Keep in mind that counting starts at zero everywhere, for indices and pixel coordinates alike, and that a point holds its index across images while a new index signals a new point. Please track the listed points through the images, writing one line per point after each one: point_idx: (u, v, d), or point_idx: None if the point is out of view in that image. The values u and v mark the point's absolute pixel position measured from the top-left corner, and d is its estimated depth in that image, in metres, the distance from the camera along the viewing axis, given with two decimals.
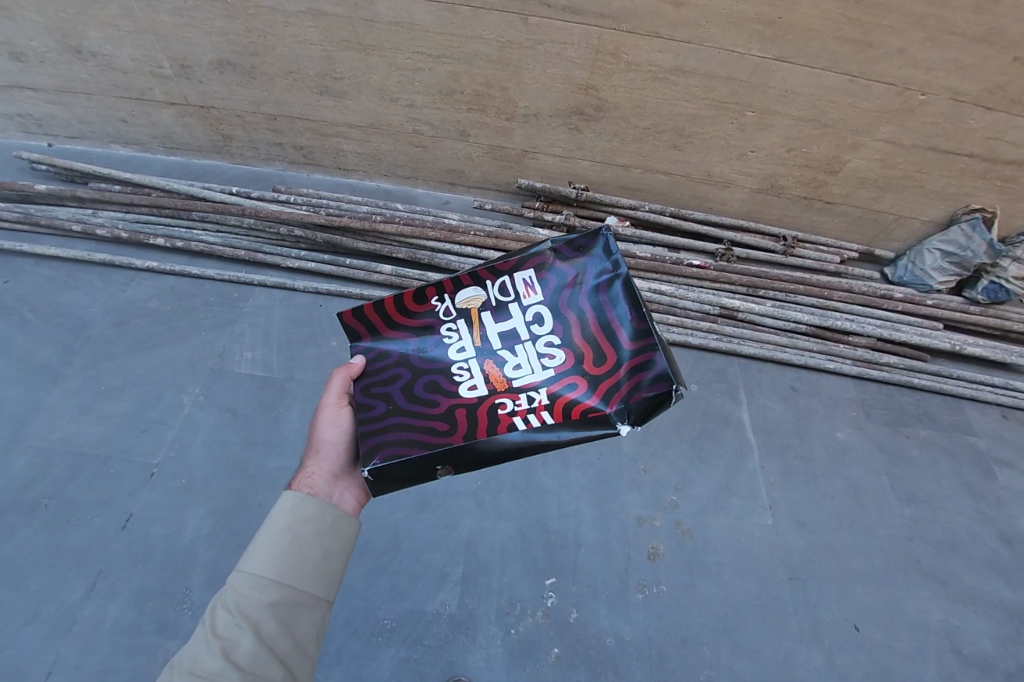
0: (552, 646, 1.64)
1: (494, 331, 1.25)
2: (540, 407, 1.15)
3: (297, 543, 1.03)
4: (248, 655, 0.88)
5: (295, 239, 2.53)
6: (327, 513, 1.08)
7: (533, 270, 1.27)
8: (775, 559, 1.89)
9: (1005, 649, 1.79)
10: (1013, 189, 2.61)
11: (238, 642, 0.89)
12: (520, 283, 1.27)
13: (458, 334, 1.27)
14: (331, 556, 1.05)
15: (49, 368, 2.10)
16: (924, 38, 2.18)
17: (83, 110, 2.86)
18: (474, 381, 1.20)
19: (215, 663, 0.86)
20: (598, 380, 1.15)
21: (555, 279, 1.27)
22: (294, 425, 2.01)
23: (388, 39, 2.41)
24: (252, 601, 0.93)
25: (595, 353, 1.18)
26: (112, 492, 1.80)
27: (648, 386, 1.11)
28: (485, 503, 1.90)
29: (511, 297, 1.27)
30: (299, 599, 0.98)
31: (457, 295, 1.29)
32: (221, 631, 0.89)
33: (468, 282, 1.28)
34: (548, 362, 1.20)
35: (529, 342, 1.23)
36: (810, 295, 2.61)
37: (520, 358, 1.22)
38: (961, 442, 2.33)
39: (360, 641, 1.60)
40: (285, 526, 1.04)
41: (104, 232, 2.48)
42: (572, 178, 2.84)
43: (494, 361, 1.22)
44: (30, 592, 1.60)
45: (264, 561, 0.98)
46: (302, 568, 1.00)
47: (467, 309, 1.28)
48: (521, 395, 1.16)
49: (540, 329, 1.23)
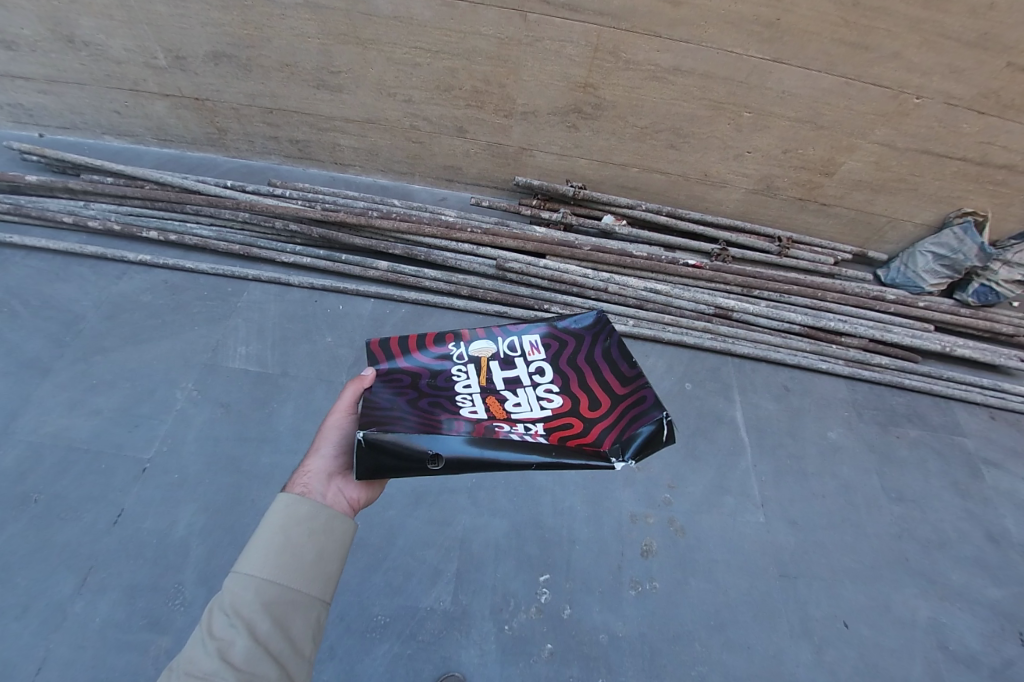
0: (545, 642, 1.65)
1: (499, 376, 1.34)
2: (535, 435, 1.19)
3: (291, 544, 1.02)
4: (244, 654, 0.88)
5: (290, 233, 2.52)
6: (321, 513, 1.08)
7: (539, 336, 1.44)
8: (767, 556, 1.91)
9: (991, 645, 1.82)
10: (1004, 194, 2.65)
11: (234, 641, 0.89)
12: (527, 344, 1.41)
13: (466, 374, 1.34)
14: (326, 555, 1.04)
15: (39, 361, 2.07)
16: (920, 42, 2.21)
17: (74, 100, 2.82)
18: (474, 409, 1.24)
19: (211, 662, 0.86)
20: (594, 422, 1.24)
21: (557, 344, 1.43)
22: (289, 421, 2.00)
23: (386, 33, 2.39)
24: (247, 601, 0.93)
25: (591, 400, 1.29)
26: (103, 487, 1.79)
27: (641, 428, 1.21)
28: (480, 500, 1.91)
29: (519, 353, 1.39)
30: (294, 599, 0.97)
31: (472, 345, 1.40)
32: (217, 631, 0.89)
33: (483, 336, 1.42)
34: (546, 404, 1.27)
35: (530, 387, 1.31)
36: (804, 296, 2.63)
37: (521, 399, 1.28)
38: (950, 443, 2.36)
39: (353, 637, 1.60)
40: (278, 526, 1.03)
41: (96, 223, 2.45)
42: (570, 176, 2.84)
43: (498, 398, 1.28)
44: (20, 587, 1.58)
45: (259, 562, 0.97)
46: (296, 568, 0.99)
47: (478, 356, 1.38)
48: (519, 426, 1.21)
49: (541, 378, 1.33)
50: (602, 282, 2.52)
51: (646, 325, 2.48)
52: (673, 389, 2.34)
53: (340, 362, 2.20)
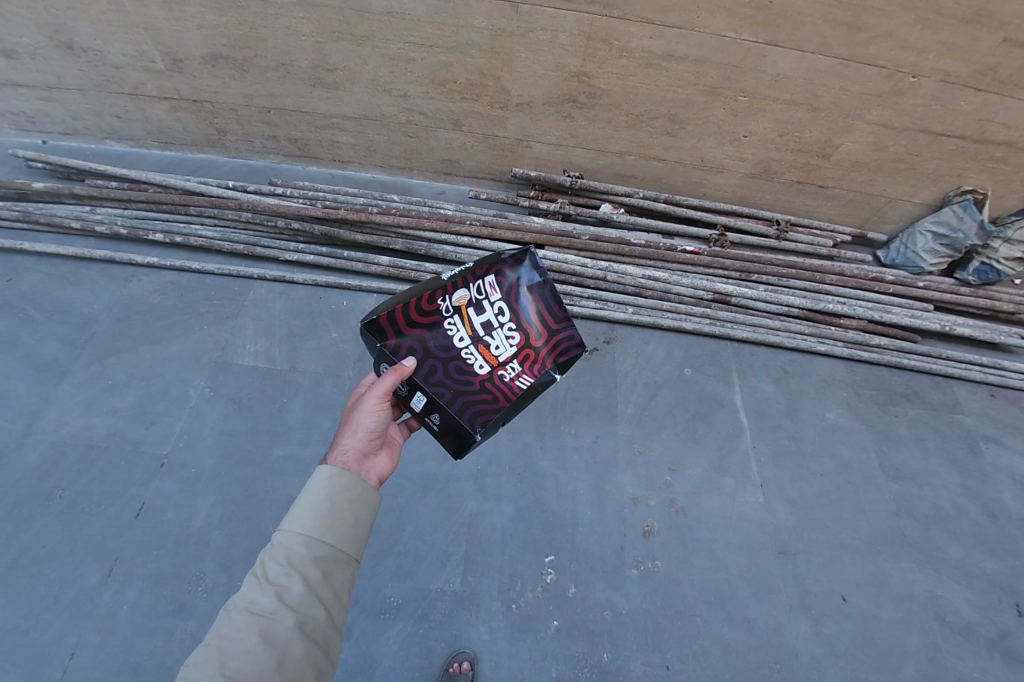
0: (552, 620, 1.71)
1: (479, 322, 1.38)
2: (521, 376, 1.38)
3: (334, 508, 1.09)
4: (297, 599, 0.98)
5: (293, 231, 2.56)
6: (360, 485, 1.14)
7: (490, 274, 1.39)
8: (767, 534, 1.96)
9: (987, 617, 1.87)
10: (1004, 170, 2.64)
11: (288, 587, 0.98)
12: (487, 285, 1.38)
13: (455, 326, 1.36)
14: (363, 521, 1.13)
15: (56, 364, 2.14)
16: (915, 21, 2.19)
17: (76, 106, 2.86)
18: (480, 362, 1.35)
19: (270, 603, 0.96)
20: (541, 351, 1.40)
21: (503, 281, 1.40)
22: (299, 414, 2.06)
23: (379, 29, 2.41)
24: (299, 555, 1.02)
25: (534, 333, 1.40)
26: (124, 482, 1.86)
27: (569, 353, 1.43)
28: (486, 487, 1.96)
29: (482, 295, 1.38)
30: (337, 556, 1.06)
31: (453, 293, 1.36)
32: (273, 578, 0.98)
33: (459, 283, 1.36)
34: (510, 342, 1.38)
35: (497, 328, 1.38)
36: (802, 279, 2.64)
37: (497, 340, 1.38)
38: (949, 421, 2.39)
39: (368, 619, 1.67)
40: (323, 493, 1.10)
41: (103, 228, 2.50)
42: (566, 166, 2.86)
43: (486, 344, 1.37)
44: (51, 579, 1.67)
45: (306, 522, 1.06)
46: (339, 529, 1.08)
47: (459, 306, 1.36)
48: (506, 368, 1.36)
49: (502, 315, 1.39)
50: (601, 271, 2.55)
51: (645, 312, 2.52)
52: (673, 374, 2.38)
53: (346, 356, 2.25)
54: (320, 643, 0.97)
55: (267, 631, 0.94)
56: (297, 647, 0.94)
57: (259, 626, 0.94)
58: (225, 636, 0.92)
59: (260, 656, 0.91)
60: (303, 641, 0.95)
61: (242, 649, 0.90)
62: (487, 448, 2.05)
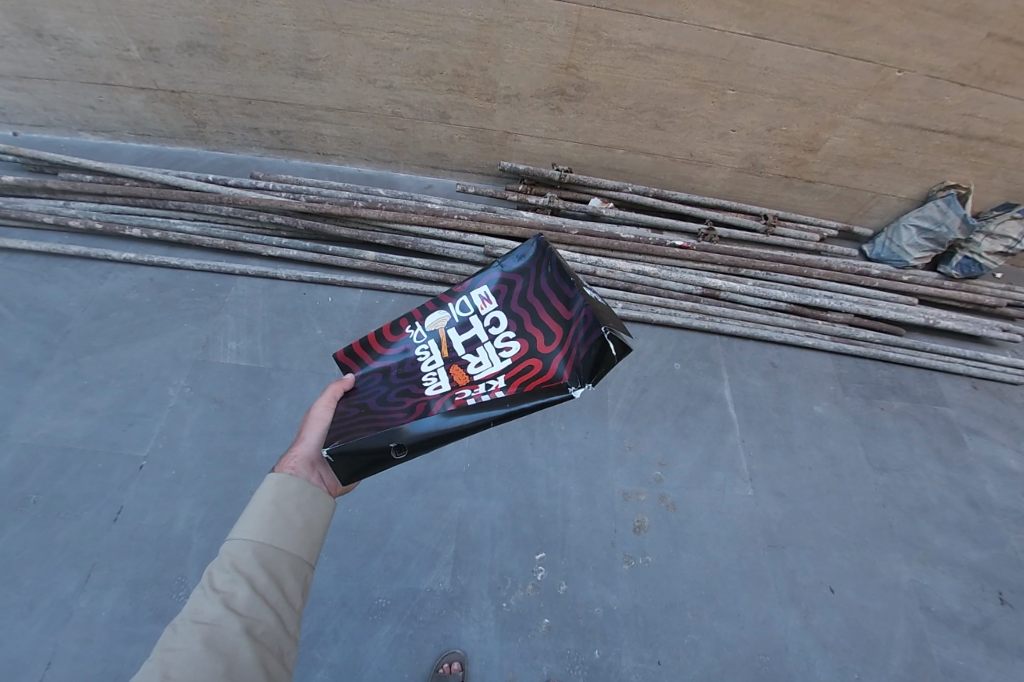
0: (542, 618, 1.70)
1: (459, 342, 1.34)
2: (487, 394, 1.22)
3: (282, 512, 1.07)
4: (246, 603, 0.94)
5: (275, 226, 2.50)
6: (309, 488, 1.12)
7: (486, 285, 1.38)
8: (755, 527, 1.97)
9: (970, 605, 1.90)
10: (987, 165, 2.67)
11: (234, 593, 0.95)
12: (477, 298, 1.37)
13: (429, 351, 1.35)
14: (314, 525, 1.10)
15: (28, 364, 2.06)
16: (901, 15, 2.20)
17: (47, 96, 2.75)
18: (441, 383, 1.28)
19: (215, 609, 0.92)
20: (547, 356, 1.24)
21: (506, 287, 1.37)
22: (282, 414, 2.01)
23: (363, 18, 2.35)
24: (246, 560, 0.99)
25: (546, 341, 1.26)
26: (100, 486, 1.80)
27: (591, 354, 1.17)
28: (475, 485, 1.94)
29: (472, 311, 1.37)
30: (287, 559, 1.03)
31: (426, 319, 1.38)
32: (217, 585, 0.95)
33: (434, 308, 1.38)
34: (504, 354, 1.28)
35: (487, 342, 1.31)
36: (789, 274, 2.66)
37: (480, 358, 1.29)
38: (933, 413, 2.42)
39: (356, 620, 1.64)
40: (271, 499, 1.08)
41: (77, 223, 2.42)
42: (555, 160, 2.83)
43: (461, 364, 1.30)
44: (24, 587, 1.61)
45: (253, 528, 1.03)
46: (288, 532, 1.05)
47: (434, 329, 1.36)
48: (481, 386, 1.25)
49: (497, 330, 1.31)
50: (590, 266, 2.53)
51: (635, 307, 2.51)
52: (662, 369, 2.37)
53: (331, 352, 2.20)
54: (269, 647, 0.93)
55: (213, 638, 0.88)
56: (246, 652, 0.89)
57: (204, 633, 0.89)
58: (167, 648, 0.86)
59: (205, 663, 0.85)
60: (252, 644, 0.91)
61: (186, 657, 0.85)
62: (476, 446, 2.02)
